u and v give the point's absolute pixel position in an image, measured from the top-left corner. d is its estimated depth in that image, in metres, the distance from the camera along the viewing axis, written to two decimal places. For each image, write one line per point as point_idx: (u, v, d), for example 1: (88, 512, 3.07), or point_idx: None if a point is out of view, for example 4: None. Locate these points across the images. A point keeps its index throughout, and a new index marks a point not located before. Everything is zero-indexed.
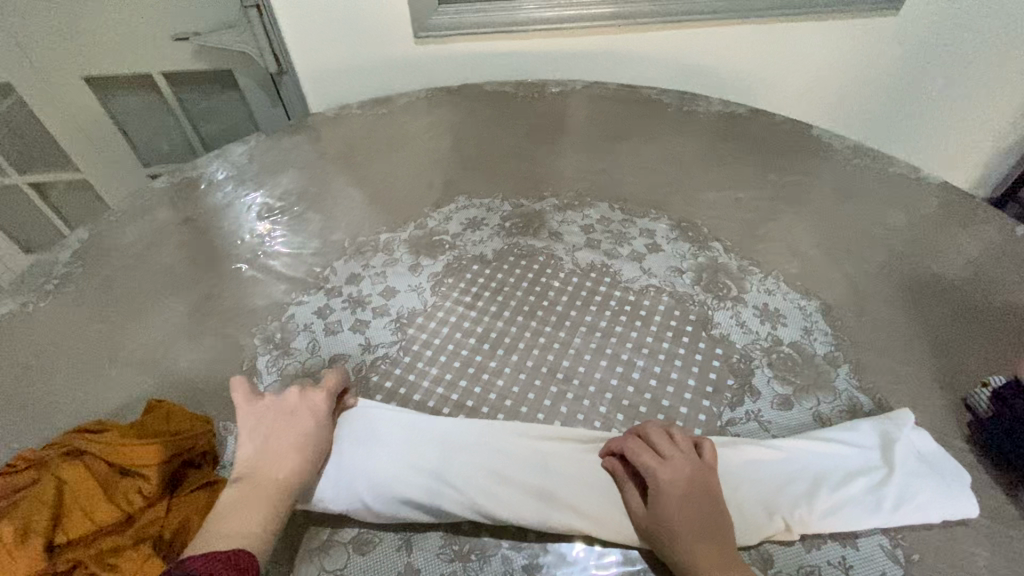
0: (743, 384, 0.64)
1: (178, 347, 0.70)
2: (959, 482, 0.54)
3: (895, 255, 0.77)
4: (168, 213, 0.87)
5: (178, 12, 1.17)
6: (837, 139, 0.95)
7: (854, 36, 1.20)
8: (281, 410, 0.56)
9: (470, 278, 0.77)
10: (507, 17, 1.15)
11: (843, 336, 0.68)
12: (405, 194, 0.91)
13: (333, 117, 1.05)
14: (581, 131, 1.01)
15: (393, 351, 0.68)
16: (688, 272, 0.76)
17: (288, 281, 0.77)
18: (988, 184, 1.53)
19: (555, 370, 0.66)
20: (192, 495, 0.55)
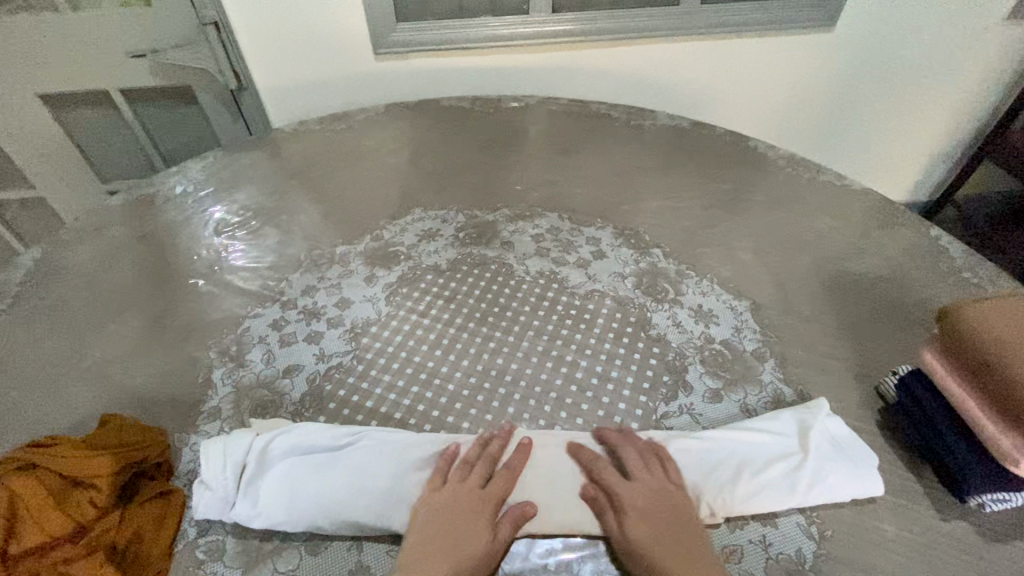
0: (677, 380, 0.69)
1: (133, 363, 0.71)
2: (868, 465, 0.59)
3: (820, 257, 0.83)
4: (123, 231, 0.87)
5: (135, 31, 1.17)
6: (770, 150, 1.02)
7: (788, 53, 1.28)
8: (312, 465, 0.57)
9: (423, 287, 0.80)
10: (463, 36, 1.20)
11: (770, 333, 0.74)
12: (363, 207, 0.94)
13: (292, 133, 1.07)
14: (534, 144, 1.06)
15: (346, 360, 0.70)
16: (630, 277, 0.81)
17: (245, 295, 0.79)
18: (921, 188, 1.63)
19: (503, 373, 0.69)
20: (146, 505, 0.56)
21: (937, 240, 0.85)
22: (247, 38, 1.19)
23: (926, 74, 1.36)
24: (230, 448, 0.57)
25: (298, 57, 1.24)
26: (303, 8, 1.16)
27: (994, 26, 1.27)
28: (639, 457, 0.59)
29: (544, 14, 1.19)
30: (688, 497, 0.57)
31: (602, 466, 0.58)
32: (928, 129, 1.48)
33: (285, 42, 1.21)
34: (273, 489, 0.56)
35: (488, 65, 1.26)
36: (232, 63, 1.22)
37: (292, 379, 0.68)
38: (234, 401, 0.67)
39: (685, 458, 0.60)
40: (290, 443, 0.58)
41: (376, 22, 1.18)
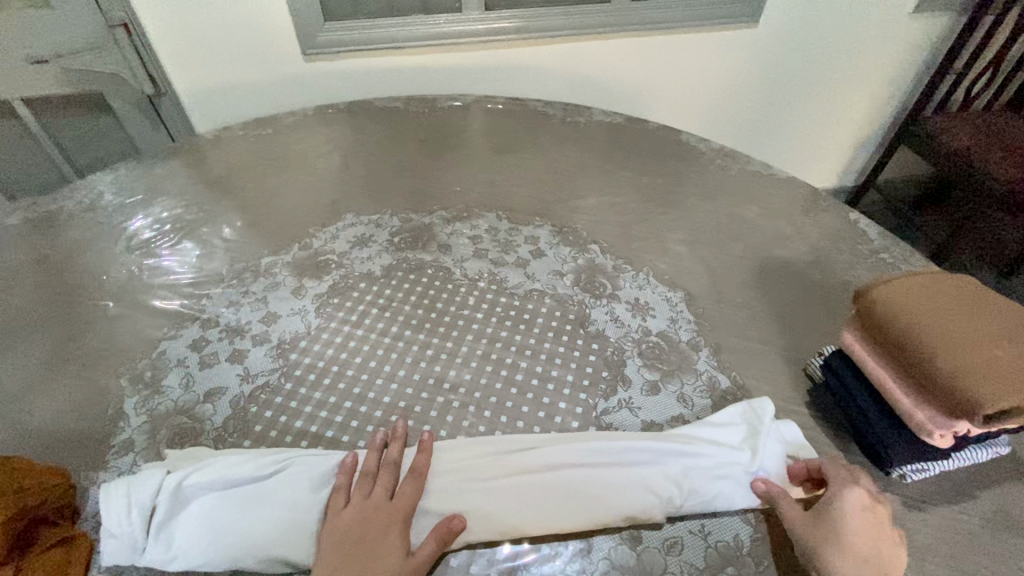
0: (616, 374, 0.69)
1: (31, 397, 0.65)
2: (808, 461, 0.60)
3: (749, 246, 0.86)
4: (19, 253, 0.79)
5: (30, 32, 1.05)
6: (701, 142, 1.04)
7: (717, 46, 1.32)
8: (364, 473, 0.57)
9: (356, 296, 0.77)
10: (396, 34, 1.17)
11: (703, 322, 0.75)
12: (291, 215, 0.90)
13: (213, 140, 1.01)
14: (471, 144, 1.04)
15: (273, 378, 0.67)
16: (568, 274, 0.81)
17: (161, 316, 0.74)
18: (846, 175, 1.72)
19: (441, 381, 0.67)
20: (45, 555, 0.51)
21: (856, 223, 0.89)
22: (161, 40, 1.12)
23: (846, 66, 1.43)
24: (136, 487, 0.53)
25: (219, 59, 1.17)
26: (220, 6, 1.09)
27: (903, 19, 1.35)
28: (579, 459, 0.58)
29: (476, 12, 1.18)
30: (627, 497, 0.56)
31: (541, 472, 0.57)
32: (850, 119, 1.56)
33: (202, 43, 1.14)
34: (194, 527, 0.52)
35: (422, 64, 1.24)
36: (147, 66, 1.14)
37: (214, 404, 0.64)
38: (149, 432, 0.62)
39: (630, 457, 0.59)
40: (209, 476, 0.54)
41: (301, 20, 1.13)
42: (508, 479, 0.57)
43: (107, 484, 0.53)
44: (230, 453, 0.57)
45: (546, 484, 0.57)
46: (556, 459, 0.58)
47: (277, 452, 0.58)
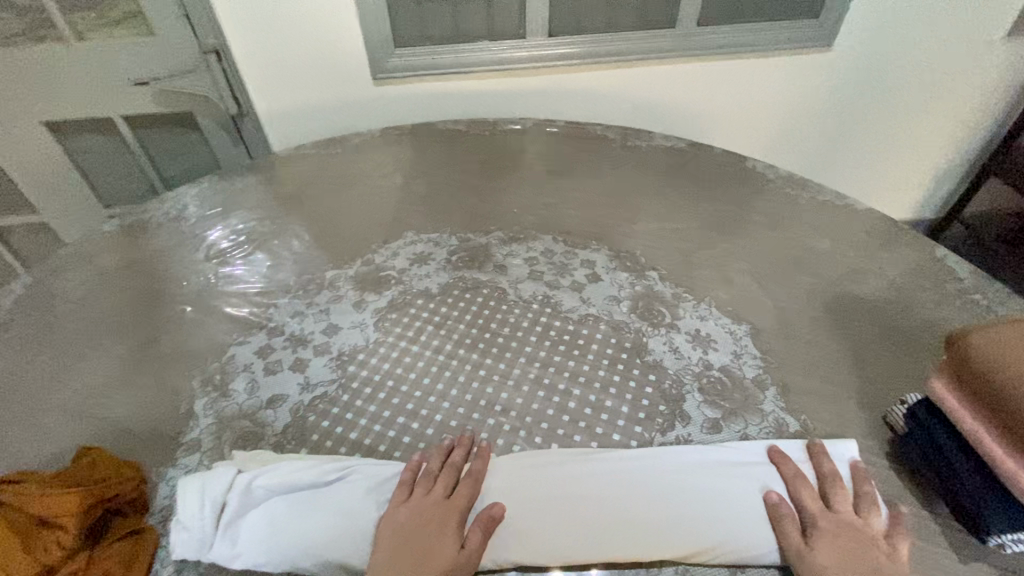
0: (674, 409, 0.66)
1: (115, 393, 0.70)
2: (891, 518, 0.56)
3: (821, 280, 0.81)
4: (113, 258, 0.87)
5: (134, 57, 1.16)
6: (770, 170, 1.00)
7: (787, 71, 1.28)
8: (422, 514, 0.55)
9: (413, 312, 0.79)
10: (461, 60, 1.21)
11: (770, 359, 0.71)
12: (356, 231, 0.93)
13: (287, 158, 1.07)
14: (529, 167, 1.05)
15: (332, 389, 0.68)
16: (625, 300, 0.79)
17: (233, 323, 0.77)
18: (926, 206, 1.61)
19: (493, 402, 0.67)
20: (115, 546, 0.53)
21: (943, 259, 0.82)
22: (247, 68, 1.21)
23: (927, 92, 1.35)
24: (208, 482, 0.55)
25: (296, 84, 1.25)
26: (301, 34, 1.17)
27: (994, 42, 1.26)
28: (627, 480, 0.59)
29: (539, 38, 1.21)
30: (675, 517, 0.56)
31: (610, 493, 0.58)
32: (931, 147, 1.46)
33: (283, 70, 1.22)
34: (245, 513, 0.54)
35: (483, 89, 1.27)
36: (233, 89, 1.23)
37: (275, 410, 0.66)
38: (215, 434, 0.64)
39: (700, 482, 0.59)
40: (274, 480, 0.56)
41: (373, 48, 1.19)
42: (573, 499, 0.57)
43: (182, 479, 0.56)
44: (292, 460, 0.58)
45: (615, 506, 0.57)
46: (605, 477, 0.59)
47: (339, 460, 0.59)
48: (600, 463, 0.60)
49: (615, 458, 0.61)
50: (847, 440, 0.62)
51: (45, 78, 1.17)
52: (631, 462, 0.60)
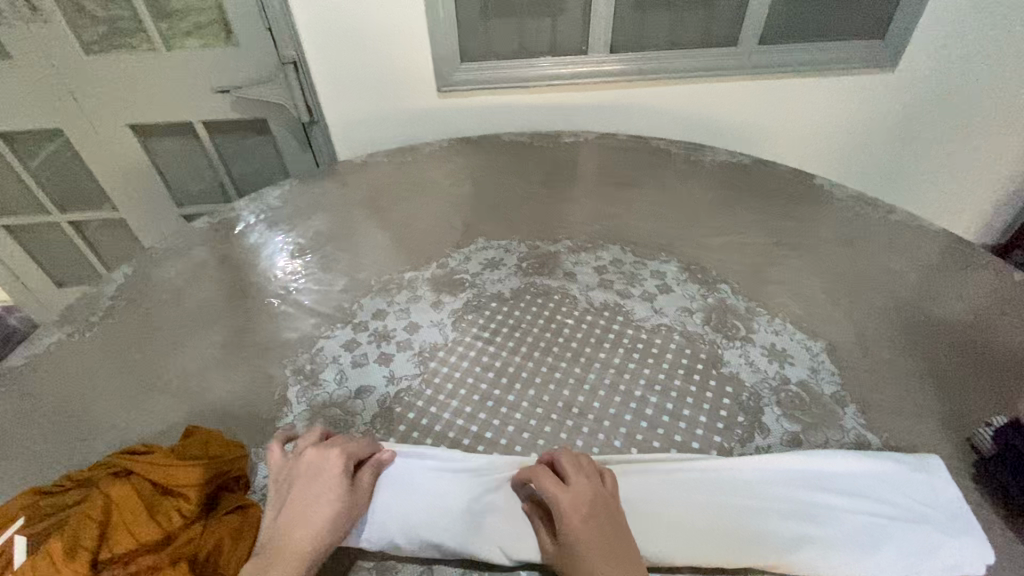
0: (752, 421, 0.67)
1: (214, 377, 0.75)
2: (977, 537, 0.56)
3: (897, 299, 0.80)
4: (205, 252, 0.93)
5: (219, 67, 1.24)
6: (838, 188, 1.00)
7: (851, 90, 1.28)
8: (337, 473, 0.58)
9: (488, 315, 0.82)
10: (523, 74, 1.25)
11: (848, 376, 0.71)
12: (428, 236, 0.97)
13: (361, 164, 1.12)
14: (593, 178, 1.07)
15: (415, 383, 0.72)
16: (698, 312, 0.80)
17: (319, 317, 0.82)
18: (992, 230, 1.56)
19: (571, 405, 0.69)
20: (225, 518, 0.57)
21: None
22: (320, 76, 1.23)
23: (999, 115, 1.32)
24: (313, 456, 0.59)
25: (367, 93, 1.27)
26: (374, 45, 1.19)
27: None
28: (711, 489, 0.59)
29: (600, 55, 1.24)
30: (760, 531, 0.57)
31: (691, 500, 0.59)
32: (1004, 170, 1.42)
33: (355, 79, 1.25)
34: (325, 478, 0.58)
35: (544, 101, 1.30)
36: (305, 97, 1.25)
37: (364, 400, 0.71)
38: (308, 419, 0.69)
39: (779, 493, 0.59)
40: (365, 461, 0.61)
41: (442, 60, 1.22)
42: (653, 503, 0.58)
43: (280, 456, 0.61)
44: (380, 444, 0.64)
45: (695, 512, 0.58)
46: (689, 484, 0.60)
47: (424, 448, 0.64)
48: (684, 470, 0.61)
49: (699, 467, 0.61)
50: (932, 456, 0.62)
51: (141, 84, 1.26)
52: (714, 471, 0.61)
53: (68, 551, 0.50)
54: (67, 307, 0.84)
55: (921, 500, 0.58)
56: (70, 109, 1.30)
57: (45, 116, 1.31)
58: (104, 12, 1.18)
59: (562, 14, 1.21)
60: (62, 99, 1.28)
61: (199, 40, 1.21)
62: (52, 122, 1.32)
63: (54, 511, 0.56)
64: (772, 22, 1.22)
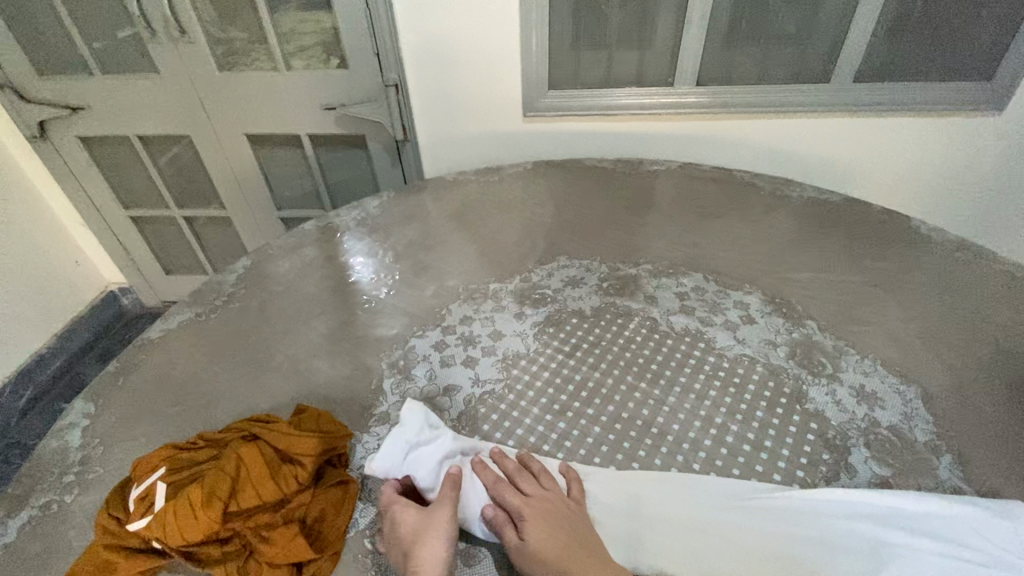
0: (839, 460, 0.66)
1: (318, 363, 0.83)
2: None
3: (1003, 351, 0.76)
4: (313, 251, 1.03)
5: (330, 87, 1.37)
6: (937, 232, 0.96)
7: (953, 131, 1.23)
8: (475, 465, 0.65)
9: (570, 330, 0.85)
10: (608, 103, 1.30)
11: (945, 425, 0.68)
12: (513, 251, 1.03)
13: (451, 181, 1.20)
14: (674, 207, 1.09)
15: (499, 388, 0.77)
16: (782, 345, 0.80)
17: (411, 317, 0.89)
18: None
19: (649, 424, 0.71)
20: (329, 489, 0.64)
21: None
22: (418, 102, 1.35)
23: None
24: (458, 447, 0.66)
25: (460, 115, 1.37)
26: (471, 74, 1.29)
27: None
28: (781, 519, 0.59)
29: (686, 87, 1.26)
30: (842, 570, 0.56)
31: (755, 524, 0.59)
32: None
33: (450, 103, 1.34)
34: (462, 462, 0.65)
35: (626, 129, 1.34)
36: (404, 117, 1.37)
37: (451, 398, 0.76)
38: (401, 410, 0.74)
39: (846, 527, 0.58)
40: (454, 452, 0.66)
41: (532, 87, 1.29)
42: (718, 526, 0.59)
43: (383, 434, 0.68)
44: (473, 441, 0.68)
45: (761, 538, 0.58)
46: (753, 511, 0.60)
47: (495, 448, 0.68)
48: (746, 499, 0.61)
49: (768, 495, 0.61)
50: (1014, 503, 0.59)
51: (262, 99, 1.41)
52: (783, 499, 0.60)
53: (206, 501, 0.58)
54: (196, 290, 0.96)
55: (1005, 544, 0.56)
56: (200, 118, 1.48)
57: (179, 124, 1.49)
58: (237, 34, 1.34)
59: (651, 46, 1.25)
60: (195, 109, 1.46)
61: (310, 61, 1.35)
62: (184, 129, 1.51)
63: (189, 465, 0.65)
64: (868, 60, 1.20)
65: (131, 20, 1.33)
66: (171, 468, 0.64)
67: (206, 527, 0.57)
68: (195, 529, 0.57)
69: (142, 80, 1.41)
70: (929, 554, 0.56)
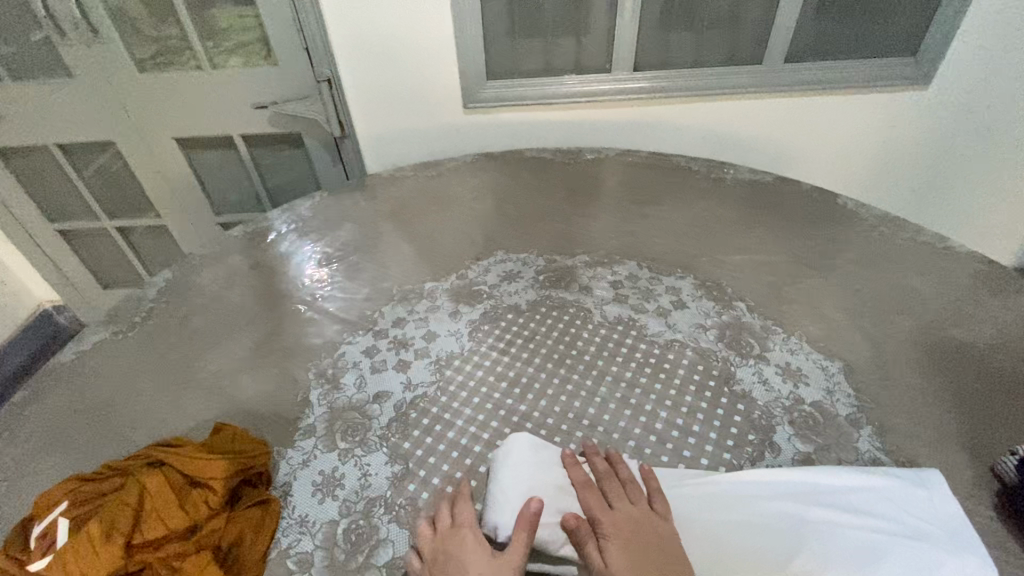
0: (764, 440, 0.67)
1: (243, 378, 0.79)
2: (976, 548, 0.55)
3: (921, 322, 0.79)
4: (240, 259, 0.98)
5: (257, 84, 1.30)
6: (863, 208, 0.99)
7: (879, 108, 1.27)
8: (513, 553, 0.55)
9: (504, 326, 0.84)
10: (548, 91, 1.27)
11: (865, 398, 0.70)
12: (450, 248, 1.00)
13: (388, 178, 1.16)
14: (614, 195, 1.09)
15: (431, 390, 0.75)
16: (712, 328, 0.80)
17: (343, 323, 0.86)
18: None
19: (581, 417, 0.71)
20: (247, 510, 0.61)
21: None
22: (351, 97, 1.30)
23: None
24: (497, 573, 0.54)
25: (397, 109, 1.32)
26: (404, 67, 1.25)
27: None
28: (705, 503, 0.59)
29: (625, 72, 1.25)
30: (788, 553, 0.55)
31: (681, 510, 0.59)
32: None
33: (385, 97, 1.30)
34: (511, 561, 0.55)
35: (568, 118, 1.33)
36: (339, 114, 1.31)
37: (380, 405, 0.73)
38: (328, 420, 0.72)
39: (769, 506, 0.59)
40: (359, 461, 0.67)
41: (468, 78, 1.26)
42: None
43: (279, 451, 0.69)
44: (377, 449, 0.68)
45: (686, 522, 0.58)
46: (687, 499, 0.60)
47: (413, 450, 0.68)
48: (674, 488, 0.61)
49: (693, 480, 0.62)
50: (931, 471, 0.61)
51: (185, 101, 1.33)
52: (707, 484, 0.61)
53: (106, 535, 0.54)
54: (111, 308, 0.90)
55: (924, 510, 0.58)
56: (120, 122, 1.38)
57: (97, 129, 1.40)
58: (154, 33, 1.25)
59: (588, 32, 1.23)
60: (113, 113, 1.37)
61: (233, 57, 1.27)
62: (103, 135, 1.41)
63: (94, 497, 0.60)
64: (800, 41, 1.22)
65: (35, 20, 1.23)
66: (72, 502, 0.60)
67: (107, 564, 0.53)
68: (94, 567, 0.53)
69: (50, 83, 1.31)
70: (862, 528, 0.56)
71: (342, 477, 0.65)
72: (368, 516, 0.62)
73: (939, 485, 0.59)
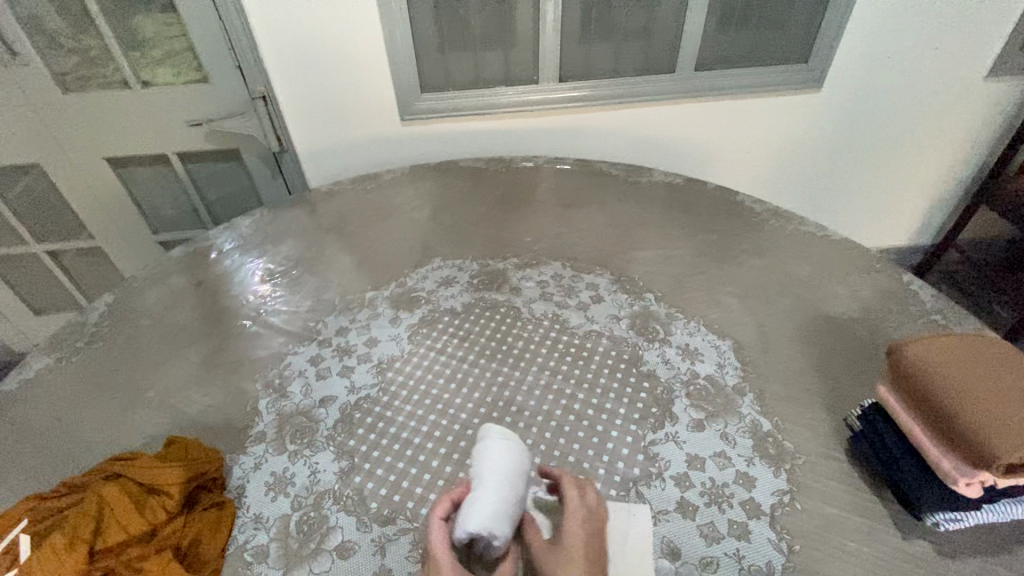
0: (665, 411, 0.78)
1: (192, 393, 0.83)
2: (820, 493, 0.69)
3: (799, 301, 0.92)
4: (183, 278, 1.01)
5: (189, 101, 1.30)
6: (757, 203, 1.13)
7: (775, 109, 1.42)
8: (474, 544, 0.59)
9: (441, 328, 0.92)
10: (480, 101, 1.35)
11: (749, 369, 0.83)
12: (390, 258, 1.07)
13: (328, 193, 1.21)
14: (542, 200, 1.18)
15: (374, 391, 0.82)
16: (625, 318, 0.91)
17: (288, 335, 0.91)
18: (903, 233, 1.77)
19: (509, 404, 0.79)
20: (204, 513, 0.67)
21: (909, 284, 0.94)
22: (288, 112, 1.33)
23: (901, 129, 1.50)
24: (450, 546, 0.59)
25: (334, 123, 1.37)
26: (339, 82, 1.30)
27: (969, 81, 1.41)
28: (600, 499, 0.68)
29: (551, 82, 1.35)
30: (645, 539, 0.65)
31: None
32: (909, 180, 1.62)
33: (322, 111, 1.34)
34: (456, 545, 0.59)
35: (501, 127, 1.41)
36: (276, 130, 1.34)
37: (326, 408, 0.80)
38: (277, 426, 0.77)
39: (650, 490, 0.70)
40: (309, 462, 0.73)
41: (403, 92, 1.32)
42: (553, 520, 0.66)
43: (231, 458, 0.74)
44: (325, 449, 0.74)
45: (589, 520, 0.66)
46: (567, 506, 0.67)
47: (359, 448, 0.75)
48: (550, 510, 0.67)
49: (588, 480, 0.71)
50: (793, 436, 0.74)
51: (115, 120, 1.32)
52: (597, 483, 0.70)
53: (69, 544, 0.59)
54: (52, 335, 0.91)
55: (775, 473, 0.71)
56: (44, 143, 1.36)
57: (20, 151, 1.36)
58: (74, 44, 1.22)
59: (514, 46, 1.31)
60: (38, 135, 1.34)
61: (161, 69, 1.26)
62: (27, 157, 1.38)
63: (53, 513, 0.64)
64: (706, 50, 1.34)
65: None
66: (31, 520, 0.63)
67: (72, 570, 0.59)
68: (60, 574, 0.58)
69: None
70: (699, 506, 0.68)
71: (292, 475, 0.72)
72: (319, 507, 0.68)
73: (796, 446, 0.73)
